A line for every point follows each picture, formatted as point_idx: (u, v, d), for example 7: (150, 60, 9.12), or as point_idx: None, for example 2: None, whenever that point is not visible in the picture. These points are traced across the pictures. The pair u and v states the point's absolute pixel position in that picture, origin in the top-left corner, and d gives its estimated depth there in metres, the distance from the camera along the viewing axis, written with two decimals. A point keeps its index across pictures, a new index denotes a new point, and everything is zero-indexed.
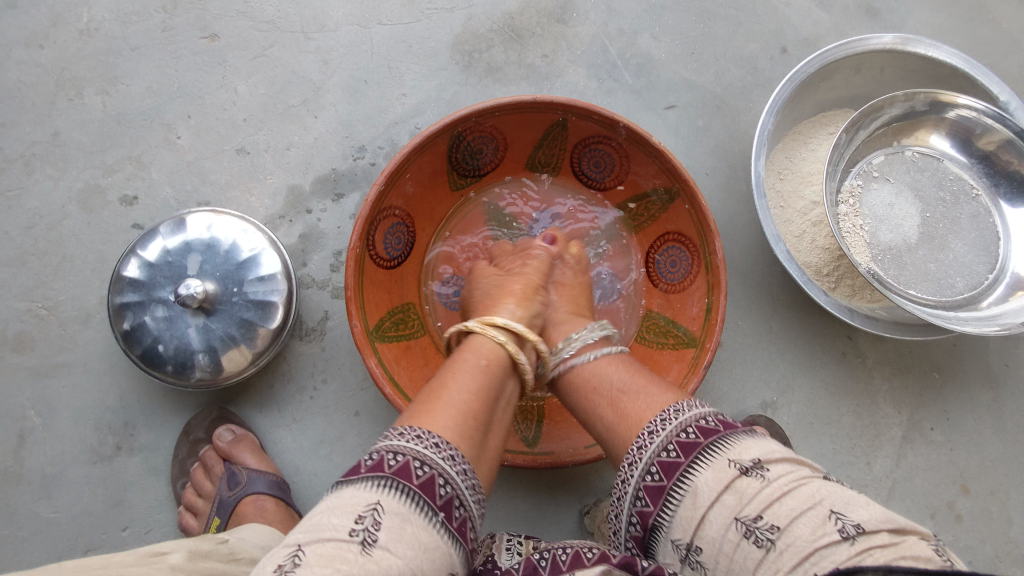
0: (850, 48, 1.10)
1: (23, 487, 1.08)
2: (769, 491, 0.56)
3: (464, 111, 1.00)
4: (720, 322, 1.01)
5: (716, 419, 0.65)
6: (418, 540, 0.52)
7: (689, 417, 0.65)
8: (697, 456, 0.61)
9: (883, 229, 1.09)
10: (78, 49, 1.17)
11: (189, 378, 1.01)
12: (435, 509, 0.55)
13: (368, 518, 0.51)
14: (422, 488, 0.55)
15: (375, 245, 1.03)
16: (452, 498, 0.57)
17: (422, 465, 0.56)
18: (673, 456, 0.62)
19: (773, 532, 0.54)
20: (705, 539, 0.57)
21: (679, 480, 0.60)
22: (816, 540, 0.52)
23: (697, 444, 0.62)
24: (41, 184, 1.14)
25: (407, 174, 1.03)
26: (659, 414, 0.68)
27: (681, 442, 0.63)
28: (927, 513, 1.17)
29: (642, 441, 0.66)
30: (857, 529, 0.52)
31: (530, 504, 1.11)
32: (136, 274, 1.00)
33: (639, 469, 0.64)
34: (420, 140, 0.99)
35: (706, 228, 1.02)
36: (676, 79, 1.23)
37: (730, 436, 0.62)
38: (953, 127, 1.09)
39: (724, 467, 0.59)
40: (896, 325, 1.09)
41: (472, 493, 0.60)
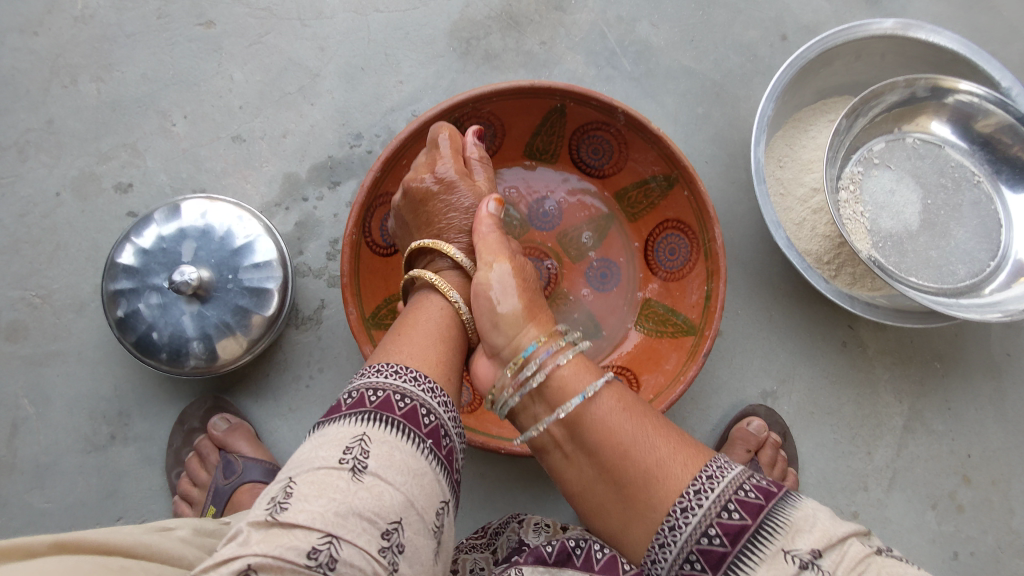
0: (851, 33, 1.09)
1: (16, 477, 1.07)
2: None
3: (462, 96, 0.99)
4: (719, 309, 1.00)
5: (753, 485, 0.58)
6: (407, 467, 0.55)
7: (729, 487, 0.57)
8: (745, 546, 0.53)
9: (884, 215, 1.08)
10: (73, 36, 1.17)
11: (183, 366, 1.00)
12: (422, 437, 0.58)
13: (356, 448, 0.54)
14: (406, 417, 0.58)
15: (371, 232, 1.02)
16: (436, 426, 0.60)
17: (403, 397, 0.59)
18: (718, 543, 0.55)
19: None
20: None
21: (727, 573, 0.53)
22: None
23: (745, 527, 0.54)
24: (35, 171, 1.13)
25: (404, 161, 1.03)
26: (691, 482, 0.59)
27: (723, 524, 0.55)
28: (929, 503, 1.16)
29: (673, 523, 0.58)
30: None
31: (528, 494, 1.10)
32: (130, 261, 0.99)
33: (675, 551, 0.57)
34: (416, 125, 0.98)
35: (705, 214, 1.02)
36: (675, 66, 1.23)
37: (778, 511, 0.55)
38: (954, 113, 1.08)
39: (780, 562, 0.52)
40: (897, 312, 1.08)
41: (453, 423, 0.63)
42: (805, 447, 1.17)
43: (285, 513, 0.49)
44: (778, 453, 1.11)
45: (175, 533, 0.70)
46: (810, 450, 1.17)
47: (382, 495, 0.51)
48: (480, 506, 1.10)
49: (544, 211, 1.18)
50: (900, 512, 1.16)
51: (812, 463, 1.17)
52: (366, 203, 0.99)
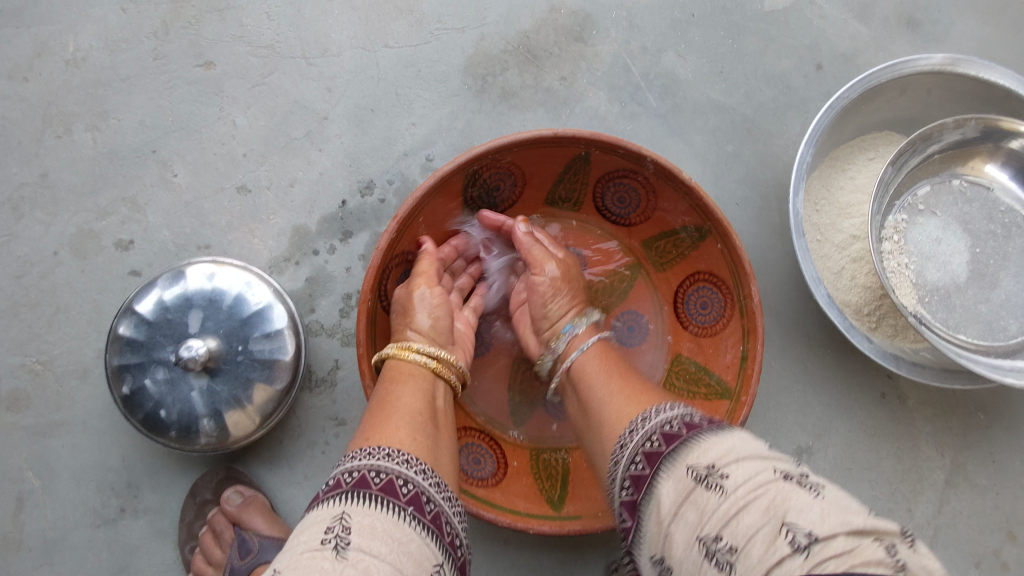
0: (896, 70, 1.02)
1: (23, 554, 1.03)
2: (726, 505, 0.51)
3: (480, 149, 0.93)
4: (757, 372, 0.94)
5: (681, 421, 0.63)
6: (390, 536, 0.55)
7: (658, 421, 0.64)
8: (660, 465, 0.60)
9: (931, 266, 1.01)
10: (65, 82, 1.10)
11: (194, 442, 0.95)
12: (402, 505, 0.58)
13: (337, 527, 0.54)
14: (383, 490, 0.59)
15: (386, 295, 0.96)
16: (417, 494, 0.61)
17: (376, 473, 0.60)
18: (641, 468, 0.62)
19: (731, 555, 0.49)
20: (674, 559, 0.54)
21: (647, 492, 0.59)
22: (768, 557, 0.47)
23: (660, 454, 0.60)
24: (31, 229, 1.08)
25: (421, 218, 0.97)
26: (634, 419, 0.70)
27: (647, 452, 0.62)
28: (973, 562, 1.11)
29: (617, 457, 0.67)
30: (808, 538, 0.47)
31: (556, 561, 1.06)
32: (133, 333, 0.93)
33: (618, 478, 0.65)
34: (432, 183, 0.92)
35: (741, 269, 0.95)
36: (703, 101, 1.15)
37: (689, 441, 0.59)
38: (1010, 155, 1.02)
39: (683, 477, 0.56)
40: (943, 372, 1.02)
41: (436, 490, 0.63)
42: None
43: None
44: None
45: None
46: None
47: (369, 568, 0.51)
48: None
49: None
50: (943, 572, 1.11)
51: None
52: (382, 266, 0.93)
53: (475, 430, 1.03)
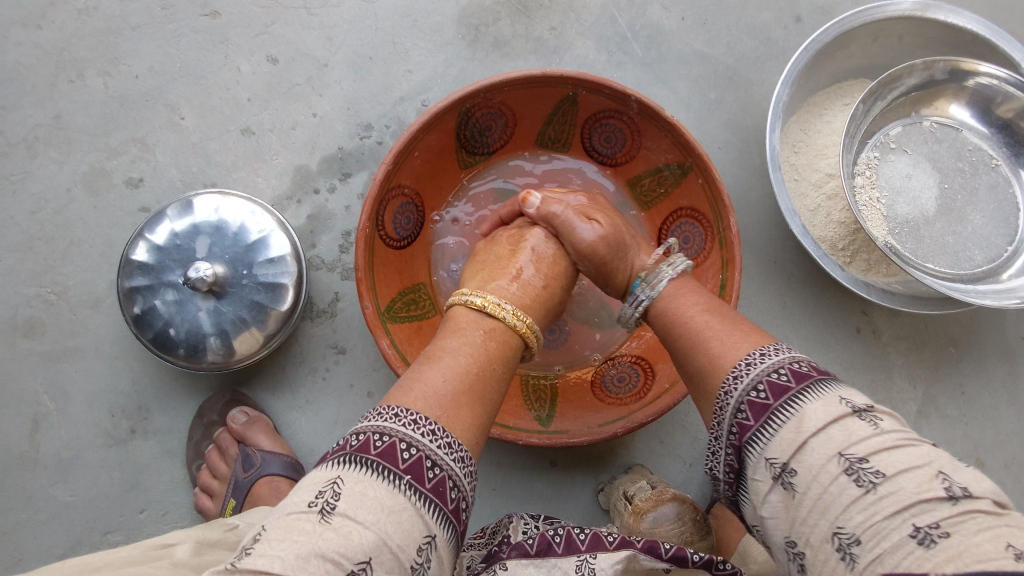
0: (869, 15, 1.07)
1: (39, 471, 1.09)
2: (881, 439, 0.52)
3: (473, 86, 0.97)
4: (734, 299, 0.99)
5: (810, 364, 0.59)
6: (381, 505, 0.50)
7: (798, 353, 0.60)
8: (809, 385, 0.56)
9: (901, 201, 1.07)
10: (77, 29, 1.15)
11: (201, 361, 1.01)
12: (398, 473, 0.52)
13: (328, 491, 0.51)
14: (381, 457, 0.53)
15: (384, 225, 1.01)
16: (419, 459, 0.54)
17: (379, 435, 0.54)
18: (785, 380, 0.57)
19: (879, 477, 0.50)
20: (804, 464, 0.53)
21: (788, 401, 0.56)
22: (920, 493, 0.49)
23: (809, 375, 0.57)
24: (45, 168, 1.13)
25: (415, 153, 1.00)
26: (751, 351, 0.62)
27: (794, 370, 0.58)
28: None
29: (737, 372, 0.61)
30: (964, 491, 0.48)
31: (545, 482, 1.12)
32: (144, 257, 0.99)
33: (743, 385, 0.59)
34: (428, 117, 0.96)
35: (720, 203, 1.00)
36: (686, 51, 1.21)
37: (838, 379, 0.57)
38: (974, 96, 1.07)
39: (836, 403, 0.54)
40: (913, 299, 1.07)
41: (447, 453, 0.56)
42: None
43: (247, 559, 0.47)
44: None
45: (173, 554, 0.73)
46: None
47: (351, 535, 0.48)
48: (497, 494, 1.11)
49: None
50: None
51: None
52: (379, 196, 0.97)
53: None
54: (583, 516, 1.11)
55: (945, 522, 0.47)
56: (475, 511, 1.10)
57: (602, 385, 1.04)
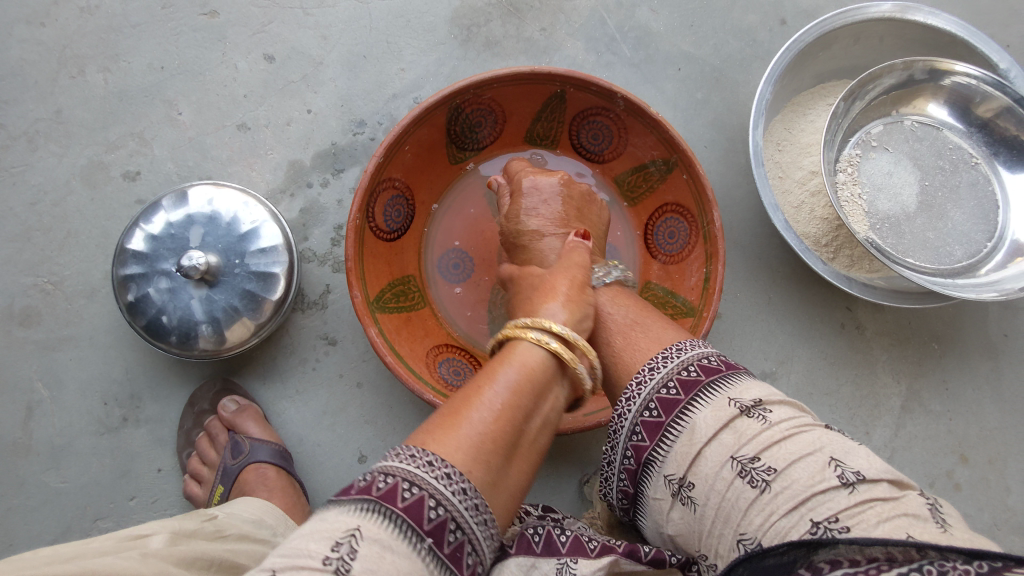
0: (850, 16, 1.10)
1: (32, 458, 1.10)
2: (770, 433, 0.54)
3: (462, 82, 0.98)
4: (718, 291, 1.00)
5: (718, 359, 0.64)
6: (399, 573, 0.47)
7: (692, 355, 0.64)
8: (698, 393, 0.59)
9: (882, 197, 1.09)
10: (79, 27, 1.18)
11: (193, 349, 1.03)
12: (422, 535, 0.50)
13: (345, 546, 0.47)
14: (408, 512, 0.50)
15: (376, 218, 1.00)
16: (446, 521, 0.51)
17: (409, 486, 0.51)
18: (674, 393, 0.61)
19: (769, 473, 0.52)
20: (699, 475, 0.56)
21: (677, 416, 0.59)
22: (814, 485, 0.50)
23: (698, 382, 0.60)
24: (45, 161, 1.16)
25: (406, 146, 1.01)
26: (652, 360, 0.67)
27: (682, 379, 0.62)
28: (926, 481, 1.17)
29: (630, 394, 0.64)
30: (857, 476, 0.50)
31: (531, 473, 1.13)
32: (140, 247, 1.01)
33: (636, 404, 0.63)
34: (419, 111, 0.97)
35: (704, 197, 1.01)
36: (673, 52, 1.23)
37: (732, 377, 0.61)
38: (952, 95, 1.09)
39: (724, 405, 0.57)
40: (894, 293, 1.09)
41: (474, 517, 0.53)
42: None
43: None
44: None
45: (145, 546, 0.73)
46: None
47: None
48: None
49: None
50: None
51: None
52: (370, 188, 0.97)
53: (456, 348, 1.10)
54: (568, 508, 1.12)
55: (843, 514, 0.48)
56: None
57: None
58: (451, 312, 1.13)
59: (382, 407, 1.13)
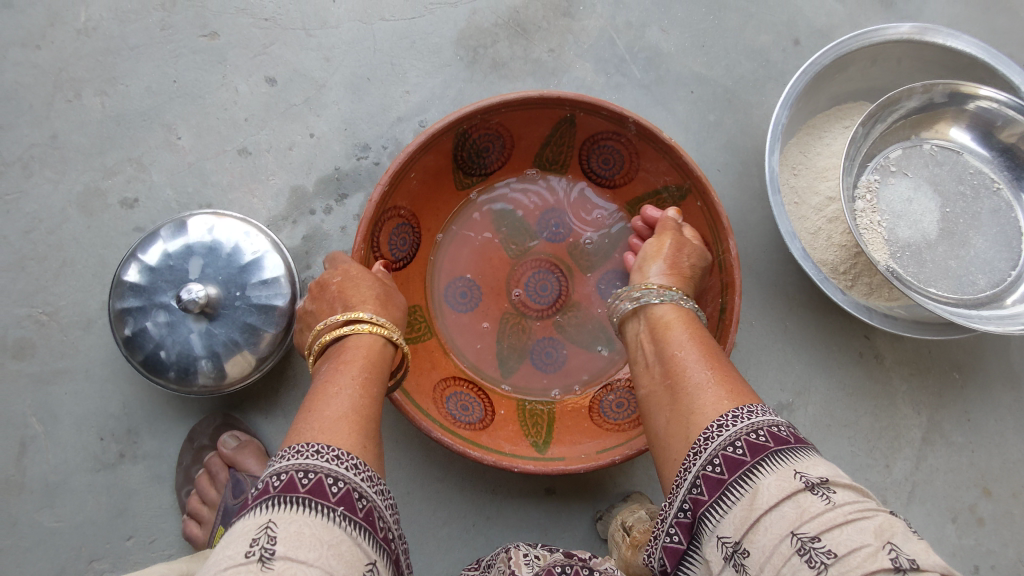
0: (867, 38, 1.07)
1: (25, 496, 1.07)
2: (834, 514, 0.48)
3: (469, 108, 0.94)
4: (736, 323, 0.96)
5: (789, 429, 0.57)
6: (320, 540, 0.48)
7: (763, 419, 0.57)
8: (764, 458, 0.54)
9: (902, 225, 1.06)
10: (76, 49, 1.15)
11: (192, 384, 0.99)
12: (332, 506, 0.51)
13: (262, 538, 0.47)
14: (311, 493, 0.51)
15: (380, 247, 0.97)
16: (348, 492, 0.53)
17: (303, 473, 0.52)
18: (740, 454, 0.55)
19: (829, 557, 0.46)
20: (755, 545, 0.50)
21: (742, 477, 0.53)
22: (866, 567, 0.45)
23: (766, 447, 0.54)
24: (40, 188, 1.12)
25: (411, 174, 0.98)
26: (725, 413, 0.60)
27: (750, 441, 0.55)
28: (949, 516, 1.14)
29: (707, 434, 0.59)
30: (912, 563, 0.45)
31: (542, 510, 1.09)
32: (137, 278, 0.97)
33: (702, 459, 0.57)
34: (425, 138, 0.94)
35: (718, 224, 0.98)
36: (685, 73, 1.21)
37: (800, 450, 0.55)
38: (974, 119, 1.06)
39: (789, 476, 0.52)
40: (916, 323, 1.06)
41: (369, 484, 0.55)
42: None
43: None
44: None
45: None
46: (827, 463, 1.15)
47: None
48: (492, 523, 1.08)
49: (542, 284, 1.12)
50: (920, 526, 1.14)
51: None
52: (376, 217, 0.93)
53: (464, 380, 1.07)
54: (580, 546, 1.09)
55: None
56: (469, 540, 1.08)
57: (601, 413, 1.04)
58: (460, 342, 1.09)
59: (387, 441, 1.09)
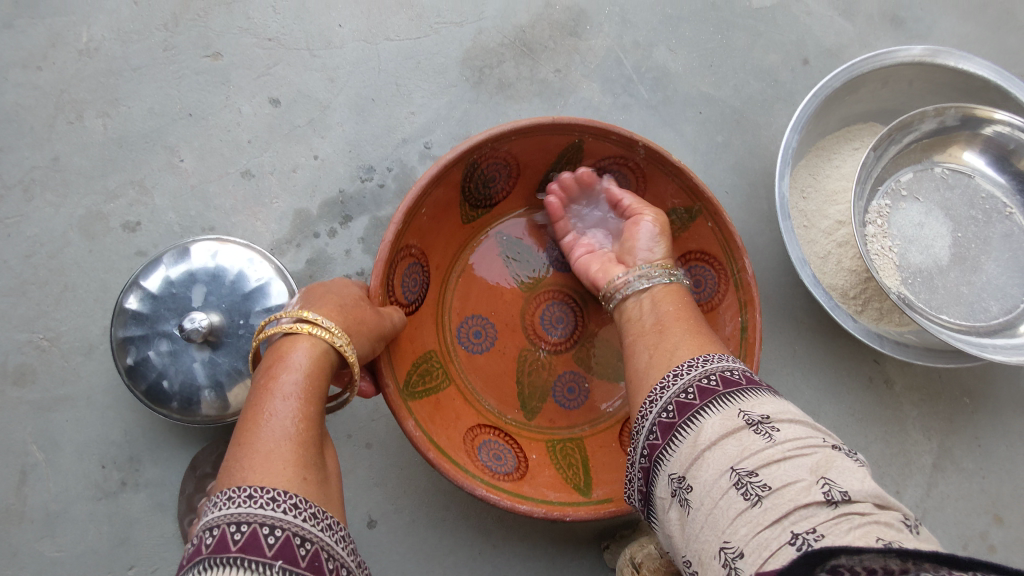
0: (879, 61, 1.06)
1: (26, 525, 1.05)
2: (771, 449, 0.52)
3: (481, 137, 0.92)
4: (759, 339, 0.94)
5: (740, 374, 0.62)
6: None
7: (714, 367, 0.62)
8: (710, 402, 0.58)
9: (913, 250, 1.04)
10: (78, 70, 1.14)
11: (195, 414, 0.98)
12: (268, 561, 0.50)
13: None
14: (243, 550, 0.51)
15: (394, 291, 0.93)
16: (288, 538, 0.53)
17: (235, 528, 0.52)
18: (690, 398, 0.60)
19: (763, 489, 0.50)
20: (698, 479, 0.54)
21: (688, 420, 0.58)
22: (797, 497, 0.48)
23: (714, 391, 0.59)
24: (41, 211, 1.11)
25: (423, 209, 0.95)
26: (688, 360, 0.66)
27: (700, 387, 0.60)
28: (960, 543, 1.13)
29: (665, 381, 0.64)
30: (842, 494, 0.48)
31: (548, 538, 1.08)
32: (139, 307, 0.96)
33: (657, 407, 0.62)
34: (436, 170, 0.90)
35: (733, 244, 0.96)
36: (693, 93, 1.19)
37: (748, 392, 0.59)
38: (987, 143, 1.05)
39: (732, 416, 0.56)
40: (927, 351, 1.05)
41: (314, 524, 0.56)
42: None
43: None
44: None
45: None
46: None
47: None
48: (498, 551, 1.07)
49: (557, 317, 1.12)
50: None
51: None
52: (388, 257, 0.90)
53: (489, 428, 1.03)
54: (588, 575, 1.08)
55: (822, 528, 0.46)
56: (474, 569, 1.06)
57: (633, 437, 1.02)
58: (482, 386, 1.07)
59: (392, 469, 1.08)
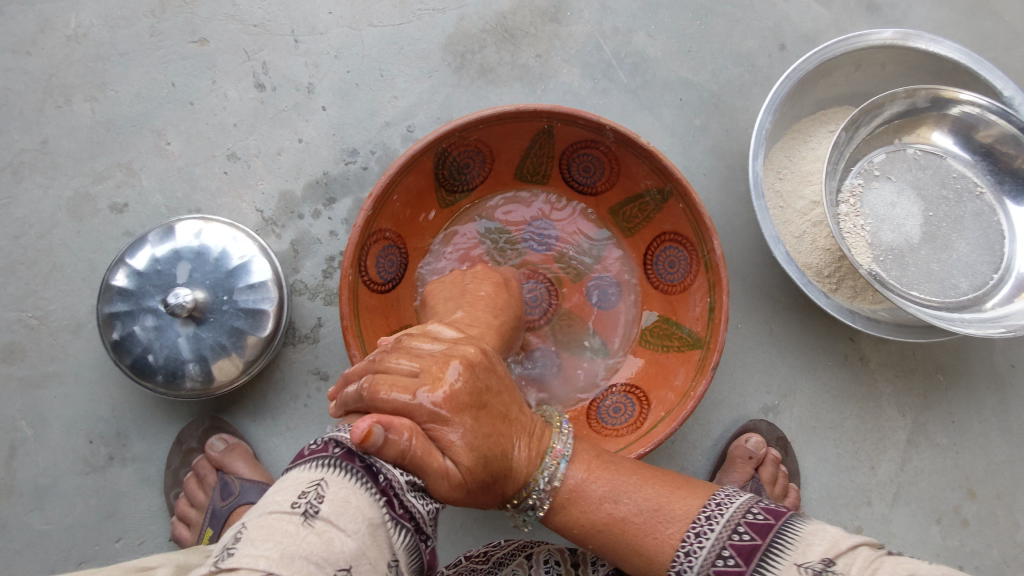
0: (851, 44, 1.08)
1: (15, 499, 1.07)
2: None
3: (446, 127, 0.95)
4: (725, 321, 0.97)
5: (761, 506, 0.58)
6: (363, 515, 0.49)
7: (733, 513, 0.59)
8: (760, 560, 0.54)
9: (885, 228, 1.06)
10: (66, 56, 1.16)
11: (180, 388, 1.00)
12: (381, 488, 0.51)
13: (311, 492, 0.49)
14: (366, 466, 0.52)
15: (367, 271, 0.97)
16: (400, 480, 0.53)
17: (367, 445, 0.53)
18: (733, 562, 0.55)
19: None
20: None
21: None
22: None
23: (756, 545, 0.55)
24: (30, 193, 1.13)
25: (394, 196, 0.98)
26: (700, 511, 0.61)
27: (736, 545, 0.56)
28: (933, 517, 1.15)
29: (688, 549, 0.59)
30: None
31: None
32: (125, 283, 0.98)
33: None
34: (404, 160, 0.94)
35: (702, 227, 0.98)
36: (671, 78, 1.21)
37: (790, 527, 0.55)
38: (956, 123, 1.07)
39: (794, 573, 0.52)
40: (898, 326, 1.07)
41: (426, 470, 0.56)
42: (807, 462, 1.15)
43: (228, 560, 0.44)
44: (778, 469, 1.10)
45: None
46: (812, 465, 1.16)
47: (334, 540, 0.46)
48: (479, 524, 1.09)
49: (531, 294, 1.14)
50: (904, 527, 1.15)
51: (815, 478, 1.15)
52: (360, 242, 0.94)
53: None
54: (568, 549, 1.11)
55: None
56: (455, 541, 1.09)
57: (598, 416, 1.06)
58: None
59: None
